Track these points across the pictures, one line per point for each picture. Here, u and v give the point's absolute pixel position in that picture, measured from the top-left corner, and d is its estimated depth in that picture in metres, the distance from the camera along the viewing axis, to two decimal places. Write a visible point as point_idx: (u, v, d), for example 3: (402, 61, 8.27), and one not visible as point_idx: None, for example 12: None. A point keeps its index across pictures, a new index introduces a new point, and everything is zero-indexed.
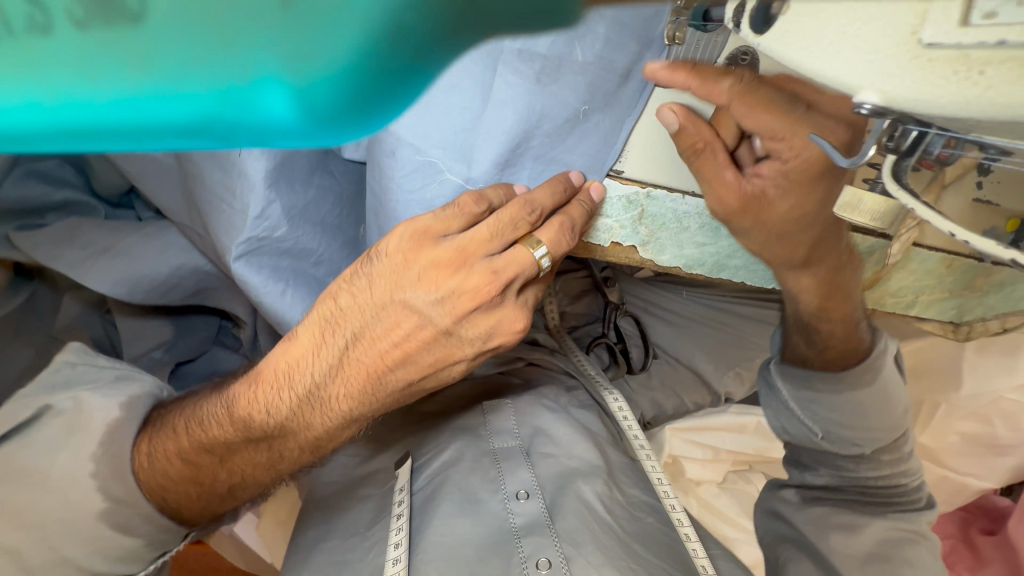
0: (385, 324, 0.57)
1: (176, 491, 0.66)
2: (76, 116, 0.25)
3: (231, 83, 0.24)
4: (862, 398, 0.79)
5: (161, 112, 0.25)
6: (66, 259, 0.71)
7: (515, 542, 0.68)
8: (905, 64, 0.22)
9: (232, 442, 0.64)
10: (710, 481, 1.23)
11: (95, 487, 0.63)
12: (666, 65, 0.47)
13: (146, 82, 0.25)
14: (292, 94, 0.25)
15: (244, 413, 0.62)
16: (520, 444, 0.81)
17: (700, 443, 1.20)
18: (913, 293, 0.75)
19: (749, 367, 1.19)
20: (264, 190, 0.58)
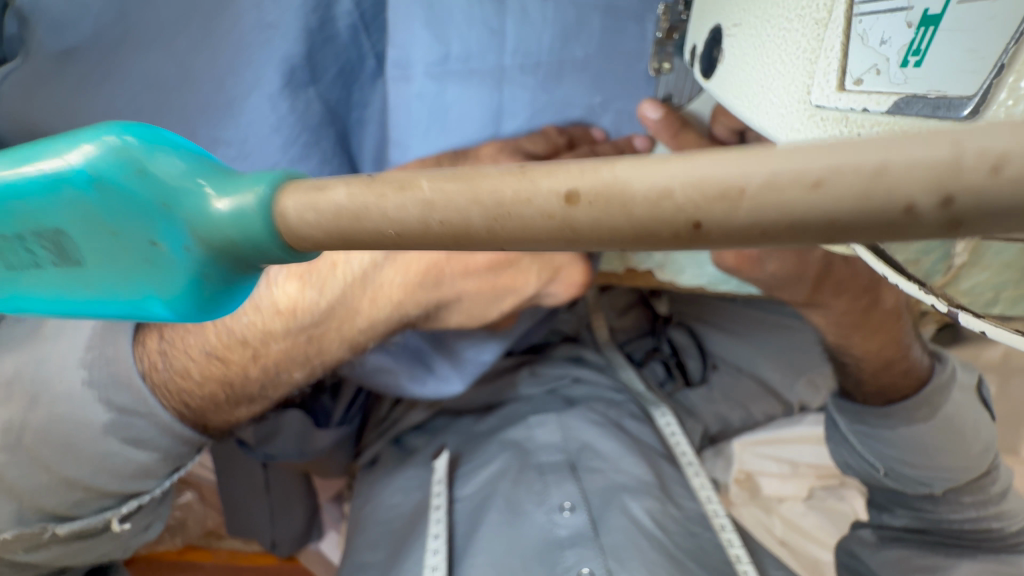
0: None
1: (198, 394, 0.57)
2: (36, 309, 0.30)
3: (126, 293, 0.27)
4: (925, 437, 0.82)
5: (75, 309, 0.29)
6: None
7: (560, 552, 0.71)
8: (803, 121, 0.31)
9: (272, 330, 0.56)
10: (793, 497, 0.94)
11: (95, 399, 0.54)
12: (662, 92, 0.64)
13: (71, 291, 0.28)
14: (171, 302, 0.27)
15: (291, 301, 0.55)
16: (566, 457, 0.83)
17: (776, 456, 0.97)
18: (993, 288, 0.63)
19: (822, 372, 1.04)
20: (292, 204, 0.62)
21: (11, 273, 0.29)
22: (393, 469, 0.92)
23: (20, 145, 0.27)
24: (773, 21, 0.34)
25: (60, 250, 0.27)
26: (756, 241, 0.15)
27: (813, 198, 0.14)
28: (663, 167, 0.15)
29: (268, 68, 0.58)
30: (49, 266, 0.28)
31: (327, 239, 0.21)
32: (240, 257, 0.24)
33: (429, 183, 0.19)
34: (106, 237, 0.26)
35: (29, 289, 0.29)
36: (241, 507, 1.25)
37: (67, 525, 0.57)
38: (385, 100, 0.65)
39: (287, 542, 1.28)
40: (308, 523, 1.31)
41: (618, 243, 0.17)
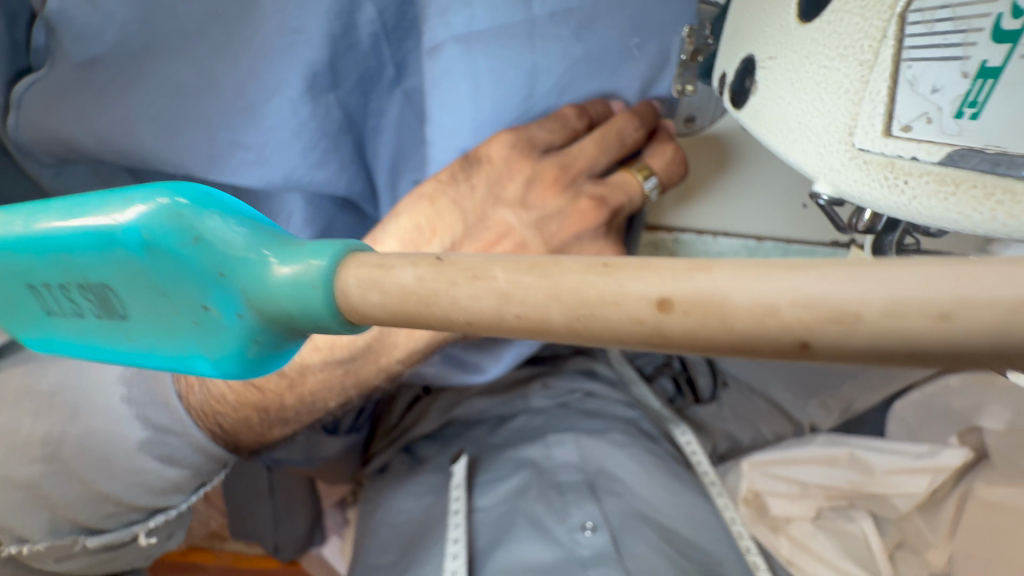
0: (484, 238, 0.60)
1: (232, 417, 0.59)
2: (91, 354, 0.32)
3: (171, 348, 0.29)
4: None
5: (124, 358, 0.31)
6: None
7: (582, 572, 0.70)
8: (845, 161, 0.32)
9: (308, 364, 0.56)
10: (803, 517, 0.93)
11: (134, 415, 0.58)
12: (686, 113, 0.64)
13: (118, 343, 0.31)
14: (217, 361, 0.28)
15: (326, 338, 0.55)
16: (585, 477, 0.82)
17: (788, 477, 0.97)
18: None
19: (835, 394, 1.04)
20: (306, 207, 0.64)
21: (70, 321, 0.32)
22: (403, 478, 0.92)
23: (89, 203, 0.30)
24: (813, 55, 0.34)
25: (117, 303, 0.30)
26: (869, 359, 0.17)
27: (937, 328, 0.15)
28: (767, 279, 0.17)
29: (291, 71, 0.58)
30: (101, 318, 0.31)
31: (394, 317, 0.23)
32: (291, 325, 0.26)
33: (502, 272, 0.21)
34: (164, 296, 0.28)
35: (84, 337, 0.32)
36: (245, 513, 1.25)
37: (96, 539, 0.60)
38: (401, 110, 0.65)
39: (291, 546, 1.28)
40: (309, 528, 1.30)
41: (713, 347, 0.18)
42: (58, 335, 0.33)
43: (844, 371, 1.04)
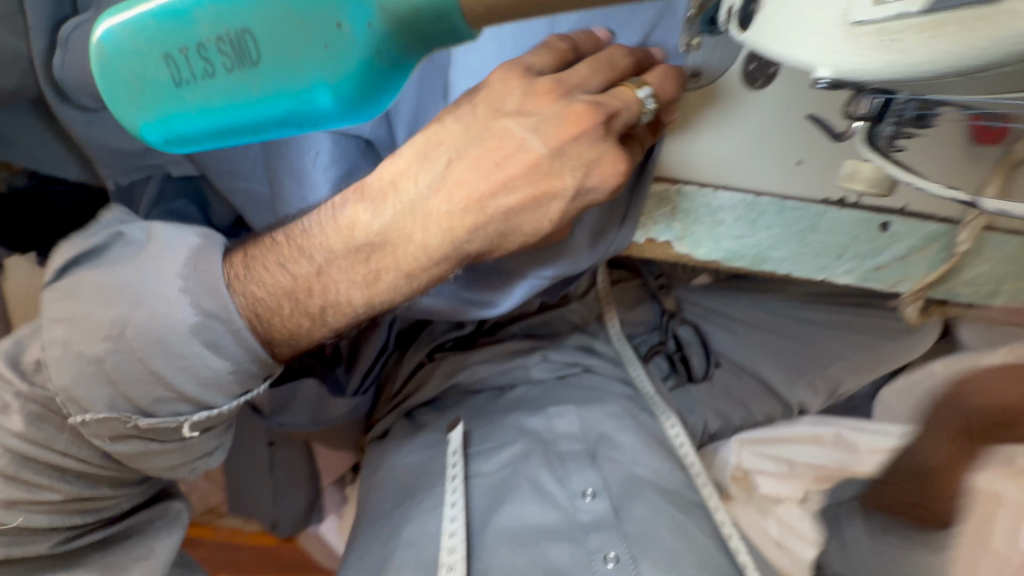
0: (485, 144, 0.52)
1: (277, 313, 0.58)
2: (217, 119, 0.45)
3: (297, 82, 0.43)
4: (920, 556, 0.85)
5: (250, 110, 0.44)
6: None
7: (585, 535, 0.76)
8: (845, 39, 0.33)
9: (331, 249, 0.56)
10: (790, 498, 1.01)
11: (188, 302, 0.55)
12: (689, 73, 0.60)
13: (241, 92, 0.44)
14: (336, 89, 0.43)
15: (349, 217, 0.56)
16: (586, 447, 0.86)
17: (776, 457, 1.03)
18: (995, 280, 0.68)
19: (824, 374, 1.07)
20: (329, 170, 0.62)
21: (199, 85, 0.44)
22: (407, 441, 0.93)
23: None
24: None
25: (244, 49, 0.43)
26: None
27: None
28: None
29: None
30: (230, 69, 0.43)
31: None
32: (413, 21, 0.40)
33: None
34: (295, 18, 0.41)
35: (211, 98, 0.44)
36: (244, 485, 1.26)
37: (148, 423, 0.57)
38: None
39: (288, 520, 1.29)
40: (308, 504, 1.31)
41: None
42: (194, 108, 0.45)
43: (831, 350, 1.07)
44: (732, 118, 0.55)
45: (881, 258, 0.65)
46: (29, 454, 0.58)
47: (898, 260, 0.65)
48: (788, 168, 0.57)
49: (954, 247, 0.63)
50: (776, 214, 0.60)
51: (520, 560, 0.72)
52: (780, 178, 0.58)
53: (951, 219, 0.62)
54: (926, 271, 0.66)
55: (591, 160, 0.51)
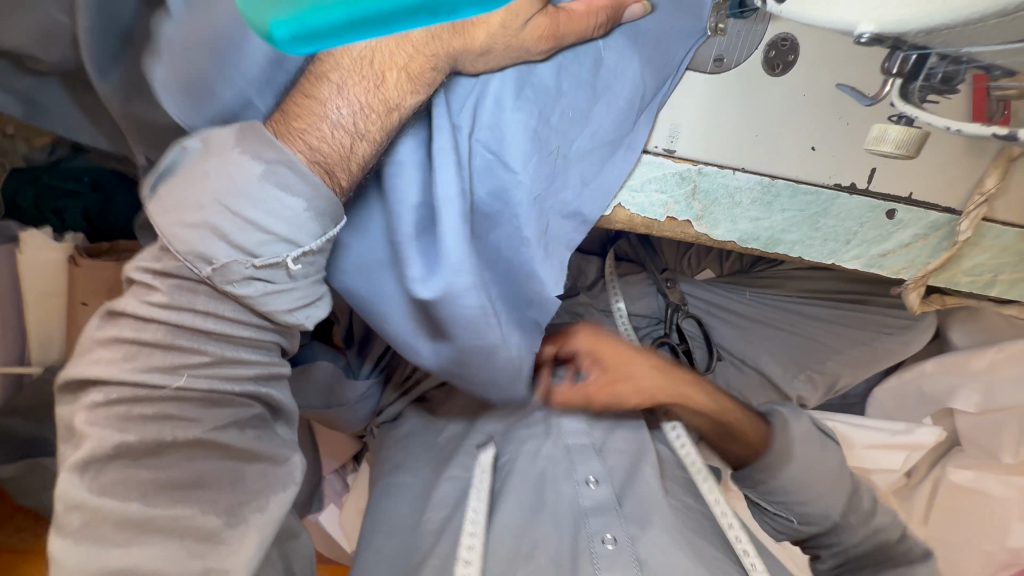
0: None
1: (316, 154, 0.49)
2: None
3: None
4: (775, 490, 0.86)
5: None
6: None
7: (585, 521, 0.72)
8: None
9: (335, 71, 0.49)
10: None
11: (249, 158, 0.47)
12: (712, 54, 0.57)
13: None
14: None
15: (356, 47, 0.49)
16: (593, 441, 0.81)
17: None
18: (993, 270, 0.71)
19: (821, 370, 1.10)
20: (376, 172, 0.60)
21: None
22: (416, 424, 0.94)
23: None
24: None
25: None
26: None
27: None
28: None
29: None
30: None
31: None
32: None
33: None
34: None
35: None
36: None
37: (261, 262, 0.49)
38: None
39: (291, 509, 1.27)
40: (313, 489, 1.30)
41: None
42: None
43: (831, 344, 1.10)
44: (754, 103, 0.58)
45: (885, 245, 0.68)
46: (180, 324, 0.49)
47: (902, 248, 0.69)
48: (804, 153, 0.61)
49: (955, 236, 0.67)
50: (790, 198, 0.63)
51: (529, 548, 0.70)
52: (795, 163, 0.61)
53: (953, 209, 0.65)
54: (928, 258, 0.70)
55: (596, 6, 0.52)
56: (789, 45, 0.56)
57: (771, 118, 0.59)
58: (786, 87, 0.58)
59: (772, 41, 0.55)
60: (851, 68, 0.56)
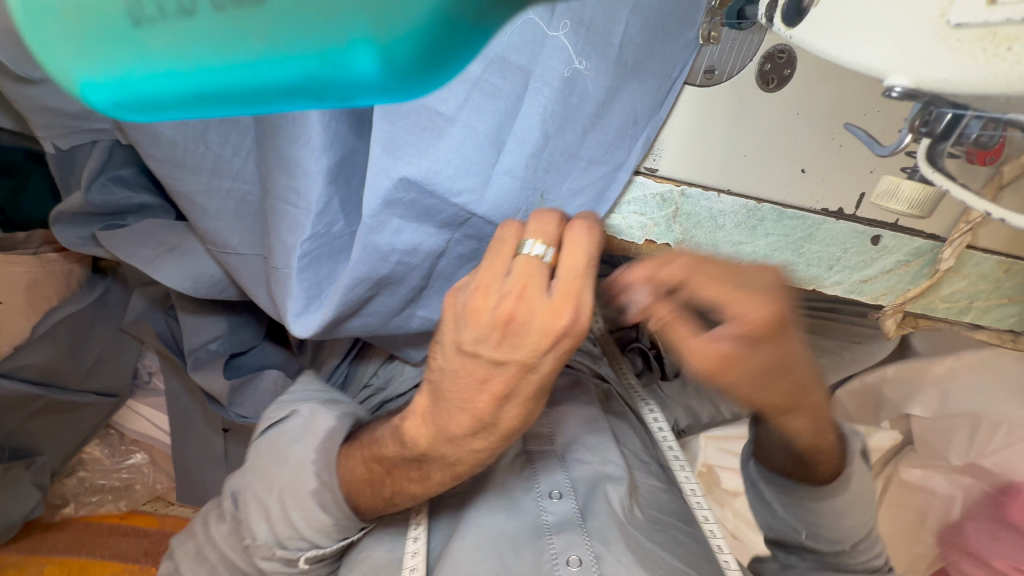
0: (516, 338, 0.46)
1: (433, 477, 0.60)
2: (203, 83, 0.21)
3: (322, 44, 0.20)
4: (830, 503, 0.72)
5: (243, 80, 0.21)
6: (140, 255, 0.73)
7: (546, 539, 0.65)
8: (930, 45, 0.22)
9: (436, 446, 0.56)
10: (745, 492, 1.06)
11: (312, 471, 0.66)
12: (703, 64, 0.50)
13: (246, 50, 0.20)
14: (397, 48, 0.19)
15: (443, 424, 0.54)
16: (555, 448, 0.75)
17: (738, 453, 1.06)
18: (969, 297, 0.70)
19: None
20: (323, 183, 0.52)
21: (171, 24, 0.21)
22: None
23: None
24: None
25: None
26: None
27: None
28: None
29: None
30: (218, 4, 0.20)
31: None
32: None
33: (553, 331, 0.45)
34: None
35: (169, 52, 0.21)
36: (194, 475, 1.14)
37: (284, 552, 0.65)
38: None
39: None
40: None
41: None
42: (157, 64, 0.22)
43: None
44: (743, 123, 0.53)
45: (867, 271, 0.66)
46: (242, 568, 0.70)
47: (884, 274, 0.66)
48: (792, 176, 0.56)
49: (938, 264, 0.64)
50: (775, 222, 0.59)
51: (479, 568, 0.60)
52: (784, 188, 0.57)
53: (938, 237, 0.62)
54: (908, 284, 0.68)
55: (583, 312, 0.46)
56: (785, 57, 0.49)
57: (762, 141, 0.54)
58: (782, 106, 0.52)
59: (767, 53, 0.49)
60: (852, 89, 0.50)
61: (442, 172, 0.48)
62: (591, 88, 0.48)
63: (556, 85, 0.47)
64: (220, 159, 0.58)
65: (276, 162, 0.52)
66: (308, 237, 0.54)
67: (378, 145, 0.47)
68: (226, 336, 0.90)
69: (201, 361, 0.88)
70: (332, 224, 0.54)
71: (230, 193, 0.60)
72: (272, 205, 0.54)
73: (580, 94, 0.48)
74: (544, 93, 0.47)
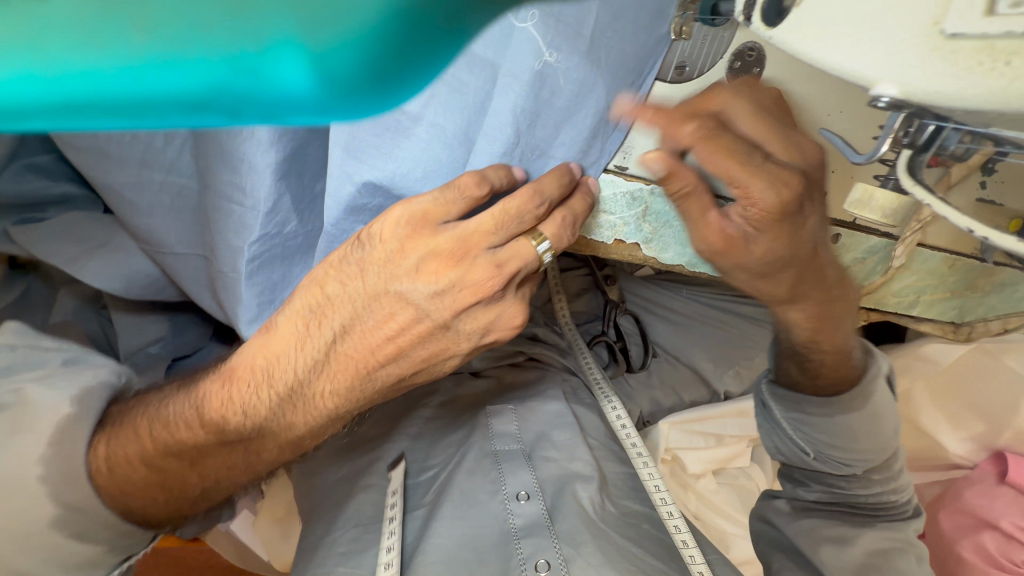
0: (345, 314, 0.50)
1: (221, 475, 0.58)
2: (65, 91, 0.19)
3: (229, 49, 0.18)
4: (845, 420, 0.76)
5: (122, 91, 0.18)
6: (61, 254, 0.65)
7: (515, 543, 0.63)
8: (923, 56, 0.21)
9: (203, 445, 0.56)
10: (708, 474, 1.06)
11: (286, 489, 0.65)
12: (672, 61, 0.46)
13: (116, 53, 0.18)
14: (333, 58, 0.18)
15: (217, 416, 0.54)
16: (522, 446, 0.74)
17: (702, 432, 1.04)
18: (916, 292, 0.74)
19: (748, 365, 1.07)
20: (273, 180, 0.47)
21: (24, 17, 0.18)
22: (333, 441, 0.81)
23: None
24: None
25: None
26: None
27: None
28: None
29: None
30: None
31: None
32: None
33: (380, 280, 0.49)
34: None
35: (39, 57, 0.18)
36: None
37: None
38: None
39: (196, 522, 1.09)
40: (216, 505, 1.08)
41: None
42: (8, 69, 0.19)
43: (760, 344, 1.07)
44: None
45: None
46: None
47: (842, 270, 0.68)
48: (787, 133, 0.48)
49: (888, 260, 0.67)
50: None
51: None
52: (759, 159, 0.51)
53: (891, 235, 0.64)
54: (863, 281, 0.70)
55: (491, 320, 0.52)
56: (755, 53, 0.44)
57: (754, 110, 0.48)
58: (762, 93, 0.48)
59: (737, 51, 0.44)
60: None
61: (407, 174, 0.48)
62: (559, 84, 0.46)
63: (525, 81, 0.45)
64: (149, 148, 0.52)
65: (217, 155, 0.47)
66: (256, 239, 0.50)
67: (339, 147, 0.46)
68: (168, 338, 0.83)
69: (140, 366, 0.80)
70: (283, 225, 0.51)
71: (163, 187, 0.54)
72: (215, 203, 0.50)
73: (549, 88, 0.46)
74: (512, 89, 0.45)
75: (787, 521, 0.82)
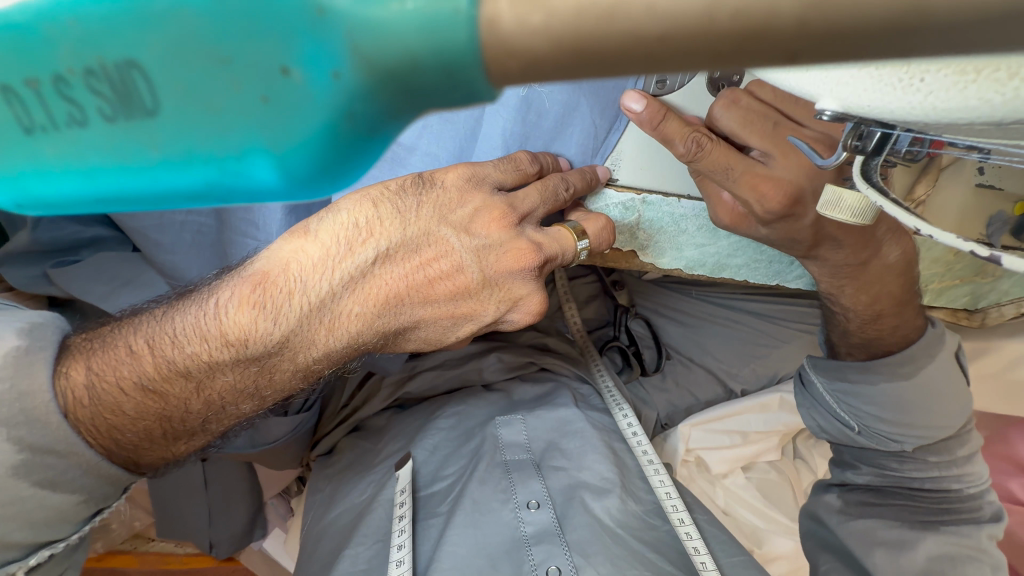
0: (399, 242, 0.47)
1: (231, 411, 0.50)
2: (91, 182, 0.23)
3: (215, 155, 0.20)
4: (903, 390, 0.71)
5: (137, 184, 0.22)
6: (94, 292, 0.70)
7: (526, 550, 0.65)
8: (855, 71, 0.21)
9: (217, 362, 0.47)
10: (736, 471, 1.04)
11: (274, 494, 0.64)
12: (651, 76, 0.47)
13: (137, 159, 0.21)
14: (288, 159, 0.20)
15: (240, 332, 0.46)
16: (532, 456, 0.75)
17: (727, 430, 1.02)
18: (923, 281, 0.74)
19: (763, 362, 1.07)
20: (282, 215, 0.51)
21: (67, 134, 0.22)
22: (354, 457, 0.83)
23: None
24: None
25: (127, 95, 0.20)
26: (712, 64, 0.15)
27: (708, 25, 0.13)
28: None
29: None
30: (111, 121, 0.21)
31: (554, 51, 0.14)
32: (408, 85, 0.17)
33: (437, 226, 0.47)
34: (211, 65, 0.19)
35: (72, 159, 0.22)
36: (173, 509, 1.09)
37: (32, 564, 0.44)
38: None
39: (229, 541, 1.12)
40: (249, 521, 1.11)
41: (563, 70, 0.15)
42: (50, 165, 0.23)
43: (776, 340, 1.06)
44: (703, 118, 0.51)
45: None
46: None
47: None
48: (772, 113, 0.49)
49: None
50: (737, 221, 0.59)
51: None
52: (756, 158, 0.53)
53: None
54: None
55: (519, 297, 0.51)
56: None
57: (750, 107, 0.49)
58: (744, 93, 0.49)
59: None
60: None
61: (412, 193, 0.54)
62: (546, 106, 0.50)
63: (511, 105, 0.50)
64: None
65: None
66: None
67: None
68: None
69: None
70: None
71: (185, 226, 0.59)
72: (231, 238, 0.54)
73: (537, 110, 0.51)
74: (501, 116, 0.50)
75: (838, 521, 0.76)
